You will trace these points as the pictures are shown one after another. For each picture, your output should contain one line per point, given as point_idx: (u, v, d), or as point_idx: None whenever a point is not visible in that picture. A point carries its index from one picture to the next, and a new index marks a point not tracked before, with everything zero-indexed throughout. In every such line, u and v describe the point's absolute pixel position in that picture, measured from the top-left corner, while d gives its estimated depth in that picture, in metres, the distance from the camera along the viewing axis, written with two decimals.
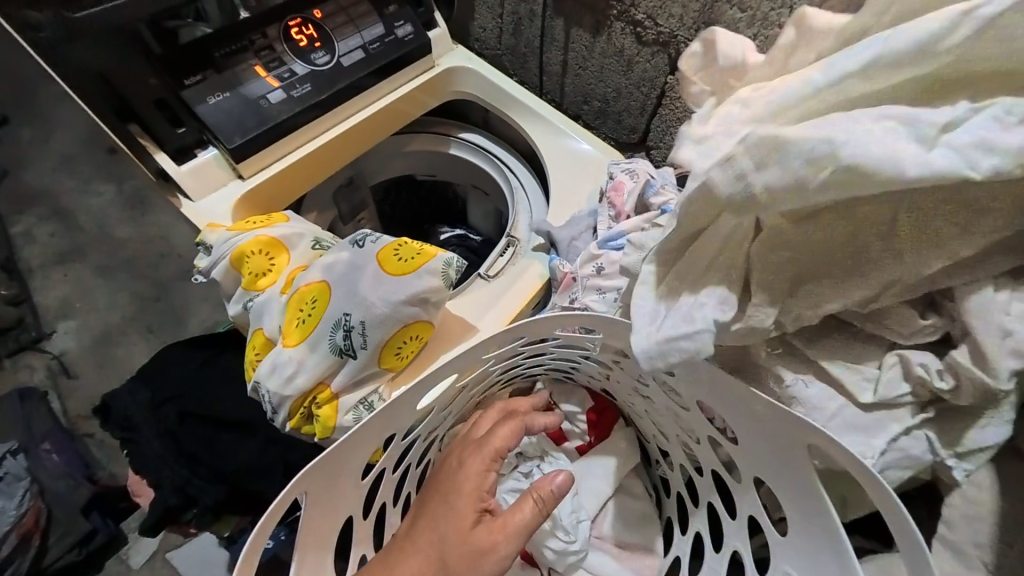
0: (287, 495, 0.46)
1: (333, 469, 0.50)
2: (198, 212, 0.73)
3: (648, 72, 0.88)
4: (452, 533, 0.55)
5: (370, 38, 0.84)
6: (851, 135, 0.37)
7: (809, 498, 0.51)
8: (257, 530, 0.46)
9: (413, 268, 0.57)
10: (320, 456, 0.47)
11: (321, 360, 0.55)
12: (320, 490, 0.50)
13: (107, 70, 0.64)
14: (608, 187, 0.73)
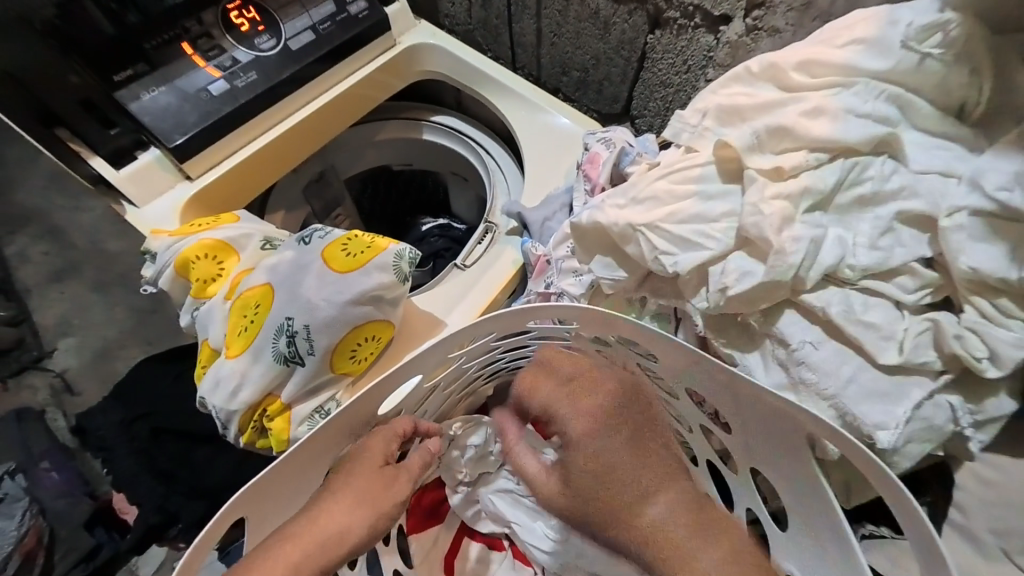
0: (221, 521, 0.40)
1: (272, 496, 0.43)
2: (144, 218, 0.69)
3: (626, 33, 0.80)
4: (363, 497, 0.44)
5: (320, 17, 0.77)
6: (784, 109, 0.40)
7: (807, 499, 0.44)
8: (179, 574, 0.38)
9: (359, 264, 0.52)
10: (256, 478, 0.41)
11: (266, 371, 0.50)
12: (264, 513, 0.44)
13: (21, 70, 0.58)
14: (583, 160, 0.66)
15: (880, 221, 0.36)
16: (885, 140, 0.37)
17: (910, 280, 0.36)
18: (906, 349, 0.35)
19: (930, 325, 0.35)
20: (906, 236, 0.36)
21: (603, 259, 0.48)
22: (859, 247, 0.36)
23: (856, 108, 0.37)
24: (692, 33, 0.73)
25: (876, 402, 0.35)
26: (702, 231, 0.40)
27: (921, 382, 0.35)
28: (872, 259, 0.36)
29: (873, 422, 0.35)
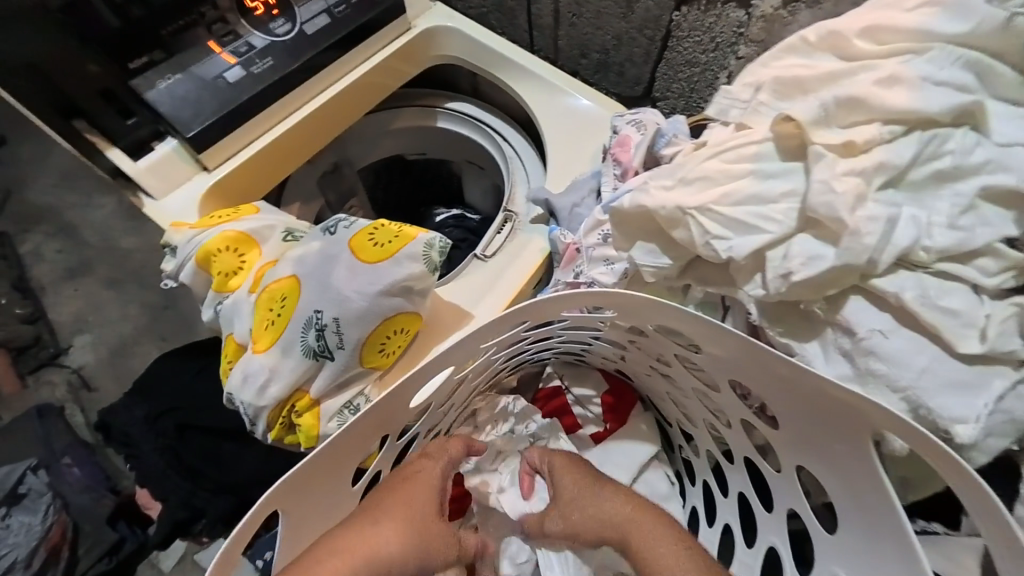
0: (259, 515, 0.39)
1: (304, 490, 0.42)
2: (163, 211, 0.67)
3: (651, 10, 0.76)
4: (410, 528, 0.46)
5: (336, 0, 0.74)
6: (850, 79, 0.36)
7: (863, 495, 0.41)
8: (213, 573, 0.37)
9: (389, 254, 0.50)
10: (288, 473, 0.39)
11: (296, 365, 0.49)
12: (298, 509, 0.42)
13: (37, 59, 0.57)
14: (612, 143, 0.63)
15: (963, 198, 0.33)
16: (968, 110, 0.33)
17: (991, 262, 0.33)
18: (989, 339, 0.32)
19: (1018, 310, 0.32)
20: (989, 214, 0.33)
21: (646, 246, 0.45)
22: (936, 227, 0.33)
23: (934, 74, 0.34)
24: (720, 9, 0.70)
25: (958, 394, 0.33)
26: (761, 214, 0.37)
27: (1003, 372, 0.33)
28: (953, 239, 0.33)
29: (950, 415, 0.33)
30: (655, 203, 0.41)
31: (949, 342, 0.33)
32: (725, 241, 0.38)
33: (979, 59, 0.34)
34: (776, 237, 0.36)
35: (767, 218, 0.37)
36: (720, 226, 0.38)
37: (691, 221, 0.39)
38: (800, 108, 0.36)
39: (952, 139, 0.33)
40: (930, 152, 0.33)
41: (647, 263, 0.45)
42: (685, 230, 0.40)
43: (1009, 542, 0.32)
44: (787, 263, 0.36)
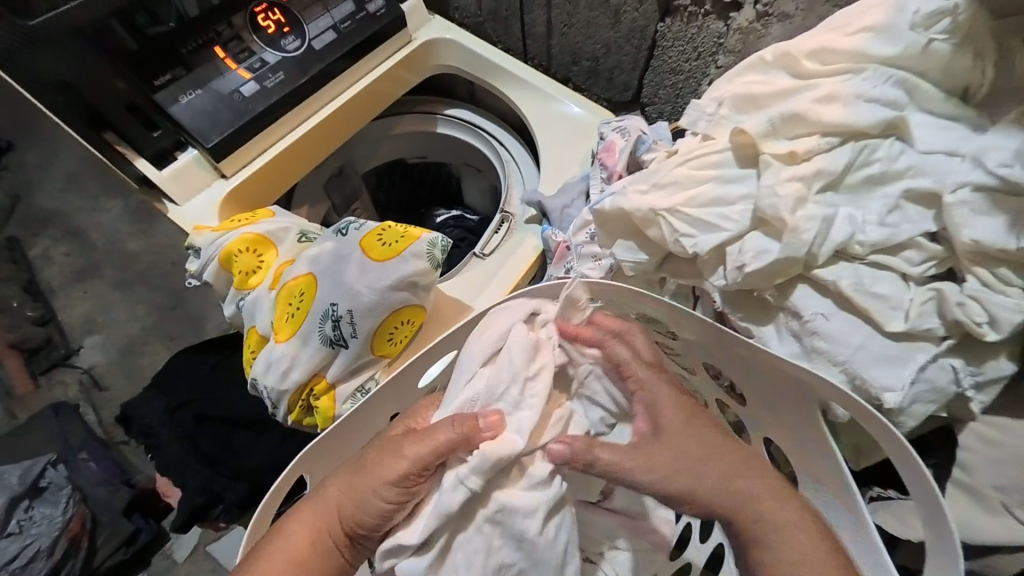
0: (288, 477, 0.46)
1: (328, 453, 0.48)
2: (185, 215, 0.73)
3: (637, 22, 0.81)
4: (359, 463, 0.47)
5: (341, 17, 0.80)
6: (797, 95, 0.42)
7: (820, 457, 0.46)
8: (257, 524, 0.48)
9: (397, 252, 0.55)
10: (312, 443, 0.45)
11: (313, 354, 0.54)
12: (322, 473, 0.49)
13: (72, 78, 0.62)
14: (599, 148, 0.69)
15: (888, 198, 0.39)
16: (893, 123, 0.39)
17: (917, 253, 0.39)
18: (911, 317, 0.38)
19: (935, 294, 0.38)
20: (912, 212, 0.39)
21: (625, 243, 0.51)
22: (870, 224, 0.39)
23: (869, 89, 0.40)
24: (702, 20, 0.75)
25: (887, 366, 0.38)
26: (721, 214, 0.43)
27: (925, 347, 0.38)
28: (881, 234, 0.38)
29: (881, 384, 0.38)
30: (630, 204, 0.46)
31: (879, 320, 0.38)
32: (691, 238, 0.44)
33: (908, 78, 0.40)
34: (733, 234, 0.42)
35: (725, 217, 0.43)
36: (687, 225, 0.44)
37: (662, 221, 0.45)
38: (750, 126, 0.42)
39: (882, 148, 0.39)
40: (864, 158, 0.39)
41: (625, 259, 0.50)
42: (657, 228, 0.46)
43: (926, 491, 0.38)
44: (742, 256, 0.41)
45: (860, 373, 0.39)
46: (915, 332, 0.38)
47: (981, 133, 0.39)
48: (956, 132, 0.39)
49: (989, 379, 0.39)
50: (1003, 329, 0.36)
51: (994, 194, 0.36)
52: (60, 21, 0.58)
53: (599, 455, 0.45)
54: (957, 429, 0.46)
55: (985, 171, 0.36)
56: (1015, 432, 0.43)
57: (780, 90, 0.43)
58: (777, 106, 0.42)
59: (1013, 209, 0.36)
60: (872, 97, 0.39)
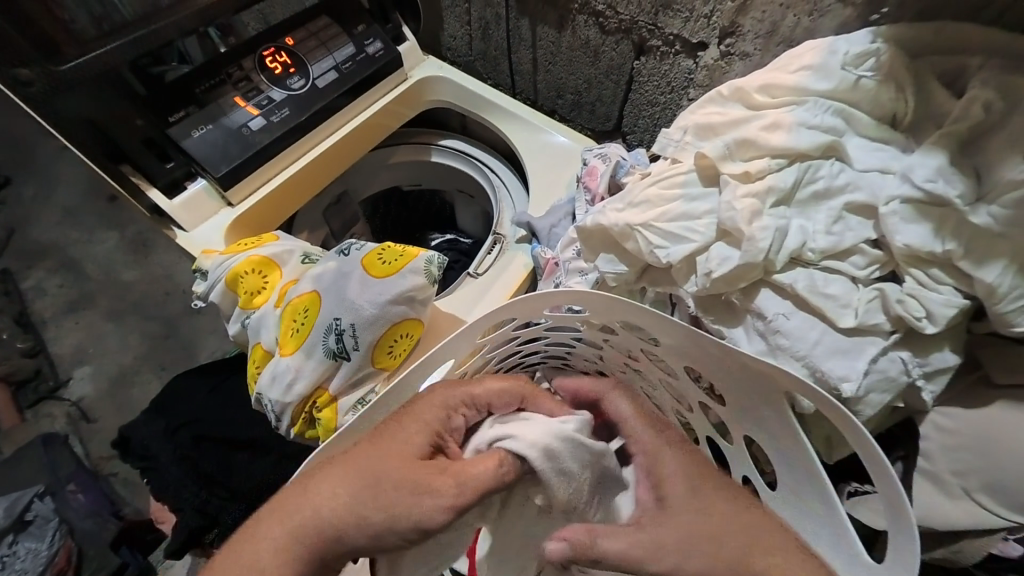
0: None
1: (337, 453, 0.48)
2: (194, 241, 0.77)
3: (615, 60, 0.89)
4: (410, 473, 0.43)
5: (343, 58, 0.86)
6: (747, 123, 0.49)
7: (790, 450, 0.50)
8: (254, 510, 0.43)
9: (396, 269, 0.59)
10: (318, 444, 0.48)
11: (317, 366, 0.57)
12: None
13: (96, 116, 0.66)
14: (583, 173, 0.74)
15: (835, 214, 0.45)
16: (831, 145, 0.46)
17: (860, 259, 0.44)
18: (859, 314, 0.43)
19: (878, 293, 0.44)
20: (854, 223, 0.45)
21: (606, 256, 0.56)
22: (819, 234, 0.44)
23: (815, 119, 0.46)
24: (673, 59, 0.82)
25: (842, 358, 0.43)
26: (690, 228, 0.48)
27: (875, 340, 0.43)
28: (828, 241, 0.44)
29: (838, 374, 0.43)
30: (610, 220, 0.52)
31: (830, 317, 0.44)
32: (663, 250, 0.49)
33: (843, 108, 0.46)
34: (699, 246, 0.48)
35: (692, 231, 0.48)
36: (660, 238, 0.49)
37: (639, 235, 0.50)
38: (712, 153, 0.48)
39: (824, 169, 0.45)
40: (811, 176, 0.45)
41: (608, 270, 0.55)
42: (635, 241, 0.51)
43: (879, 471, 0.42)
44: (708, 265, 0.46)
45: (819, 366, 0.44)
46: (864, 325, 0.43)
47: (909, 154, 0.45)
48: (887, 152, 0.45)
49: (937, 369, 0.44)
50: (938, 322, 0.42)
51: (921, 204, 0.42)
52: (90, 66, 0.63)
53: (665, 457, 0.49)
54: (918, 421, 0.50)
55: (913, 185, 0.42)
56: (968, 422, 0.47)
57: (733, 119, 0.49)
58: (731, 132, 0.49)
59: (938, 219, 0.42)
60: (813, 125, 0.46)
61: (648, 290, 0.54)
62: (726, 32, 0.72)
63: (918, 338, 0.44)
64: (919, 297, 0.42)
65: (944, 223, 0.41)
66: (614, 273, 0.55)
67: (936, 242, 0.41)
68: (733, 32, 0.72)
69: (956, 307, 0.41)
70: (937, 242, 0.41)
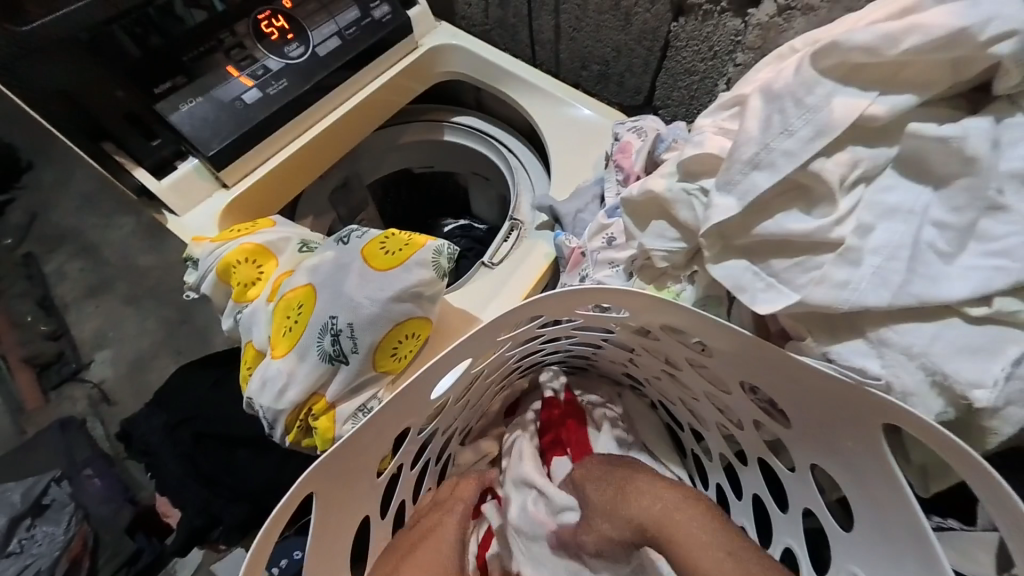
0: (291, 500, 0.41)
1: (342, 465, 0.43)
2: (186, 226, 0.71)
3: (649, 23, 0.78)
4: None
5: (346, 23, 0.78)
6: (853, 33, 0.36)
7: (880, 488, 0.42)
8: (260, 543, 0.41)
9: (400, 261, 0.51)
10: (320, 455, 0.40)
11: (312, 370, 0.51)
12: (332, 491, 0.44)
13: (69, 87, 0.60)
14: (614, 150, 0.65)
15: (983, 196, 0.33)
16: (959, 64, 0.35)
17: (941, 237, 0.35)
18: (951, 276, 0.34)
19: (956, 226, 0.34)
20: (1013, 214, 0.34)
21: (657, 228, 0.49)
22: (929, 224, 0.35)
23: (862, 105, 0.35)
24: (718, 18, 0.71)
25: (972, 358, 0.34)
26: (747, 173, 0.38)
27: (1017, 338, 0.34)
28: (948, 239, 0.35)
29: (966, 379, 0.34)
30: (667, 185, 0.47)
31: (935, 298, 0.34)
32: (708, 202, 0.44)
33: None
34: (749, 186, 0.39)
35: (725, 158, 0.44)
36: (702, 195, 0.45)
37: (681, 201, 0.46)
38: (775, 87, 0.38)
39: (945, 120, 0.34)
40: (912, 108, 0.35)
41: (659, 241, 0.49)
42: (682, 211, 0.46)
43: (1002, 501, 0.34)
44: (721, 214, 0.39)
45: (940, 368, 0.35)
46: (963, 302, 0.34)
47: None
48: None
49: None
50: None
51: None
52: (56, 28, 0.56)
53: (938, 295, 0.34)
54: None
55: None
56: None
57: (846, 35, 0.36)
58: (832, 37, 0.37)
59: None
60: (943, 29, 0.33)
61: (699, 275, 0.48)
62: None
63: None
64: None
65: None
66: (669, 243, 0.48)
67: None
68: None
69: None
70: None
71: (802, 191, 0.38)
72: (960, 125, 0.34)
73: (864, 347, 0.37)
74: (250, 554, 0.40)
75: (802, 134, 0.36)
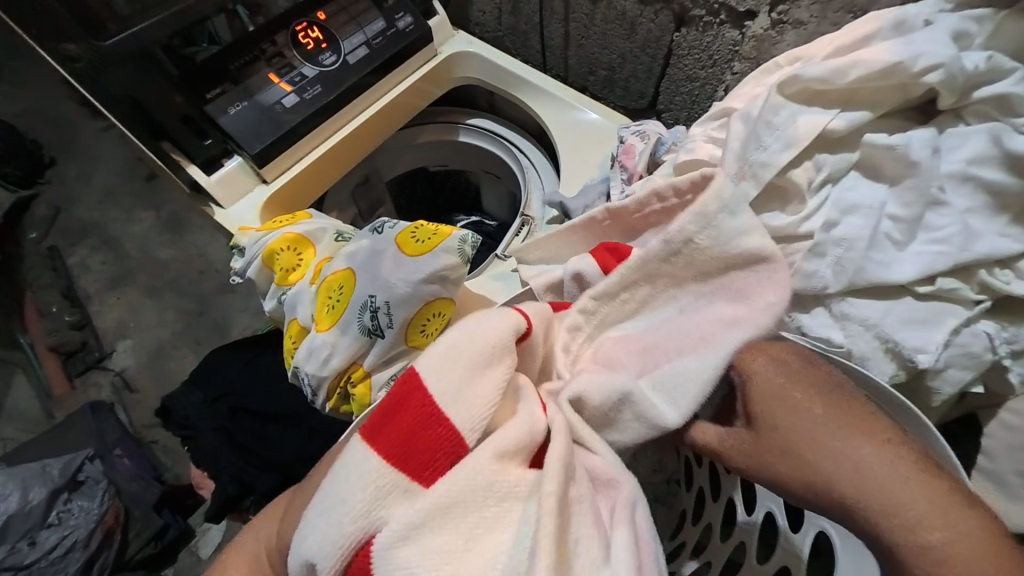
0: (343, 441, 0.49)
1: None
2: (230, 218, 0.78)
3: (653, 32, 0.85)
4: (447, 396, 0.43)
5: (373, 33, 0.85)
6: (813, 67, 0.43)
7: None
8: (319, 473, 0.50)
9: (429, 248, 0.58)
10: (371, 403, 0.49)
11: (351, 343, 0.58)
12: None
13: (137, 94, 0.67)
14: (619, 151, 0.71)
15: (926, 194, 0.41)
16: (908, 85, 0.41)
17: (894, 228, 0.42)
18: (911, 265, 0.41)
19: (908, 218, 0.41)
20: (949, 211, 0.41)
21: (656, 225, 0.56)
22: (885, 215, 0.42)
23: (824, 122, 0.43)
24: (717, 30, 0.77)
25: (916, 328, 0.41)
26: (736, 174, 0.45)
27: (955, 311, 0.41)
28: (900, 230, 0.42)
29: (912, 345, 0.41)
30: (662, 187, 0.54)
31: (887, 279, 0.41)
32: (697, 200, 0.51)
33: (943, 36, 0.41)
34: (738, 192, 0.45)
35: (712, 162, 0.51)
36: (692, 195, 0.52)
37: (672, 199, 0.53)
38: (750, 111, 0.46)
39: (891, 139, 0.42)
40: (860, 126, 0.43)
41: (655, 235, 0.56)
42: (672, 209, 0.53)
43: None
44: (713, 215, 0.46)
45: (892, 337, 0.42)
46: (913, 282, 0.41)
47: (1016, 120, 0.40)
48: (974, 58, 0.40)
49: None
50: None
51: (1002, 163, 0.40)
52: (130, 43, 0.64)
53: (896, 275, 0.41)
54: (985, 418, 0.49)
55: (998, 148, 0.40)
56: None
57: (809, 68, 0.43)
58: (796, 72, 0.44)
59: (1004, 206, 0.41)
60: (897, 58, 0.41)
61: None
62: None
63: (1002, 308, 0.42)
64: (984, 286, 0.41)
65: (1010, 207, 0.40)
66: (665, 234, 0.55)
67: (1013, 238, 0.40)
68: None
69: (985, 302, 0.42)
70: (1020, 235, 0.40)
71: (779, 192, 0.45)
72: (904, 135, 0.42)
73: (830, 322, 0.44)
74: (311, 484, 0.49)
75: (774, 147, 0.43)
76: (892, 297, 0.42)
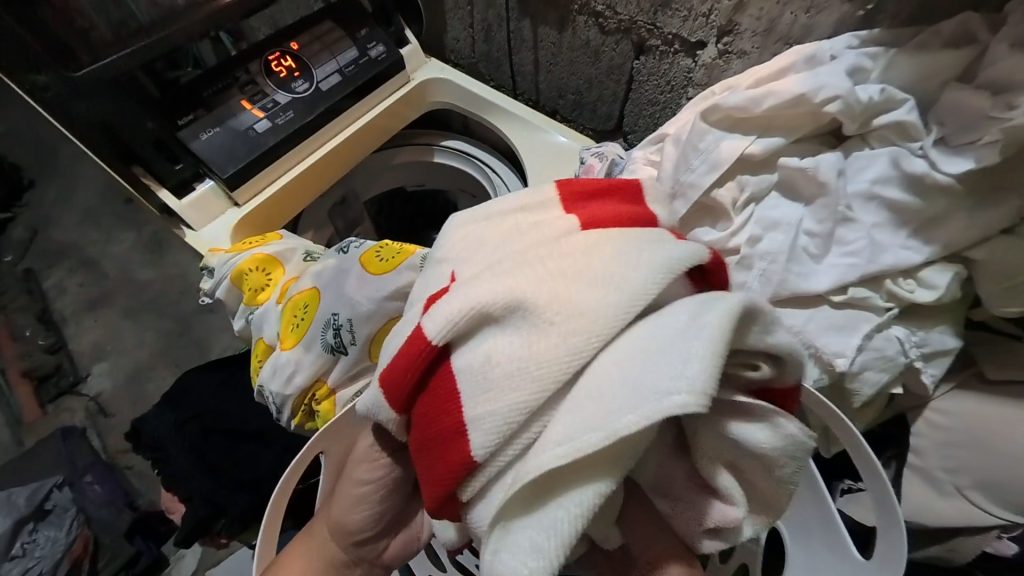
0: (306, 451, 0.54)
1: (346, 429, 0.57)
2: (202, 239, 0.80)
3: (615, 60, 0.89)
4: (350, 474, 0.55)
5: (346, 62, 0.88)
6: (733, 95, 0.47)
7: None
8: (283, 482, 0.54)
9: (393, 266, 0.60)
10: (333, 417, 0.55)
11: (316, 359, 0.60)
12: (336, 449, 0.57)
13: (107, 120, 0.69)
14: (580, 172, 0.75)
15: (837, 211, 0.45)
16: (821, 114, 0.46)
17: (812, 242, 0.46)
18: (831, 277, 0.44)
19: (826, 233, 0.45)
20: (863, 227, 0.45)
21: None
22: (805, 230, 0.46)
23: (744, 146, 0.47)
24: (672, 58, 0.81)
25: (837, 334, 0.45)
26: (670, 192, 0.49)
27: (870, 317, 0.45)
28: (817, 244, 0.45)
29: (832, 350, 0.45)
30: None
31: (807, 289, 0.45)
32: None
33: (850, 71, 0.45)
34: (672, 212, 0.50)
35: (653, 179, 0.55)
36: None
37: None
38: (683, 134, 0.50)
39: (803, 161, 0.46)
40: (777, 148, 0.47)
41: None
42: None
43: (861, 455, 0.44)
44: None
45: (815, 343, 0.45)
46: (829, 291, 0.45)
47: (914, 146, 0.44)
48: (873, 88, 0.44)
49: (937, 351, 0.47)
50: (930, 288, 0.45)
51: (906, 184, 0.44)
52: (105, 72, 0.66)
53: (815, 287, 0.45)
54: (912, 417, 0.55)
55: (900, 169, 0.44)
56: (962, 419, 0.51)
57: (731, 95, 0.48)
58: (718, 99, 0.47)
59: (910, 222, 0.45)
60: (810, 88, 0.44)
61: None
62: (724, 31, 0.72)
63: (914, 314, 0.46)
64: (894, 294, 0.45)
65: (914, 224, 0.45)
66: None
67: (915, 250, 0.44)
68: (731, 31, 0.71)
69: (894, 308, 0.45)
70: (921, 248, 0.45)
71: (708, 211, 0.49)
72: (814, 158, 0.46)
73: None
74: (277, 490, 0.54)
75: (701, 168, 0.48)
76: (815, 307, 0.46)
